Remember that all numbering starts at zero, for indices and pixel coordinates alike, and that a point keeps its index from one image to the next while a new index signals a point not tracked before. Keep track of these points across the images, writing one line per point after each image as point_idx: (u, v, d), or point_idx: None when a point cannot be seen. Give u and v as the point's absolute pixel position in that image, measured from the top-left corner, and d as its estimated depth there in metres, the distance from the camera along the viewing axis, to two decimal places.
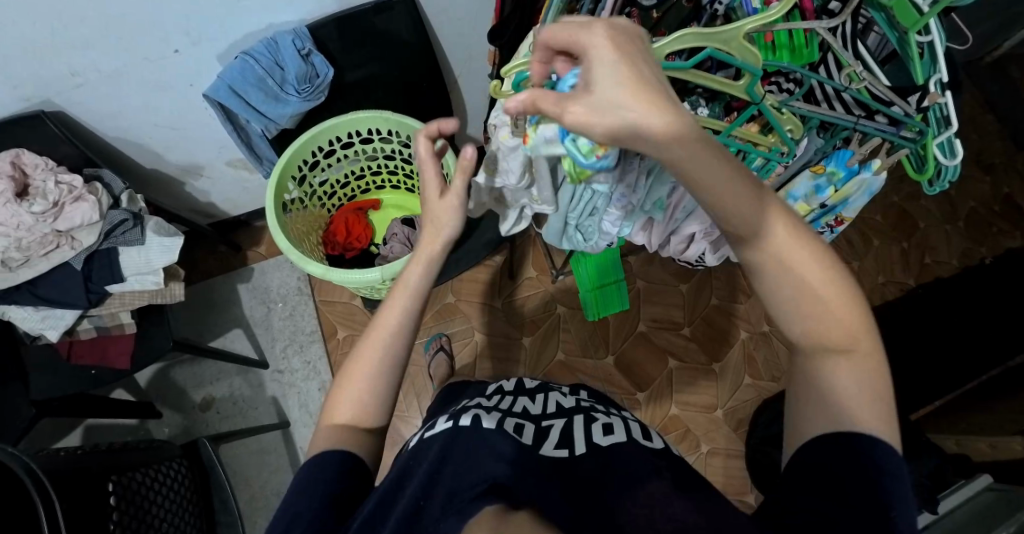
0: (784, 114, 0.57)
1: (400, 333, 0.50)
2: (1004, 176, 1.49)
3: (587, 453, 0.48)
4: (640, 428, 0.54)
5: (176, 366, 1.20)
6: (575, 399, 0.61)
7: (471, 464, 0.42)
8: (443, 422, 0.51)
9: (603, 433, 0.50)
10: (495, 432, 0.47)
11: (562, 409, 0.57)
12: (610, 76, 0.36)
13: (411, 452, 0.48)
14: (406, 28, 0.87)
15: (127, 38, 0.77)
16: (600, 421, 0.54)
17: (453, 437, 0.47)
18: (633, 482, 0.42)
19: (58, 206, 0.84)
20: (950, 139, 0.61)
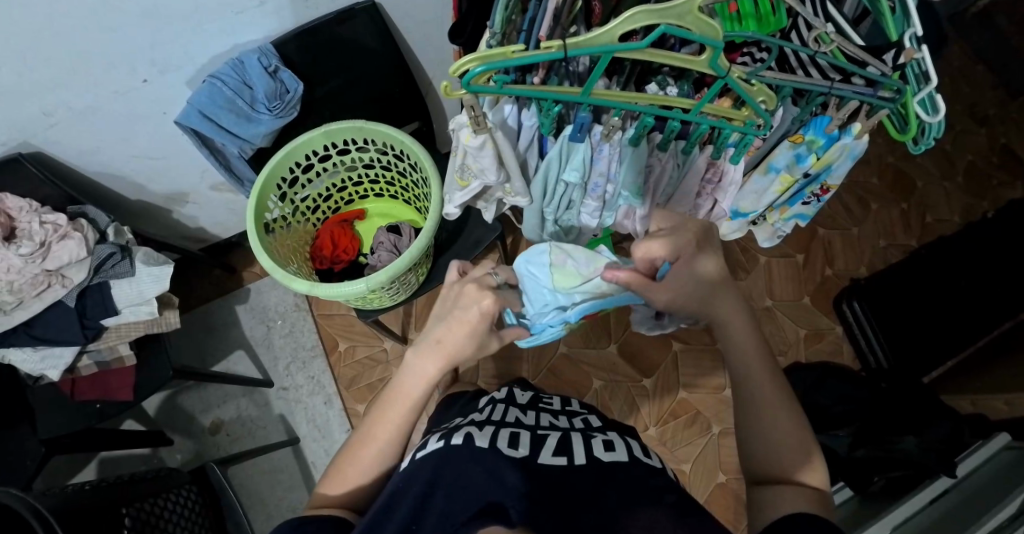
0: (755, 86, 0.53)
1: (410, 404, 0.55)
2: (1000, 126, 1.46)
3: (587, 466, 0.46)
4: (639, 446, 0.53)
5: (183, 393, 1.20)
6: (571, 420, 0.57)
7: (467, 486, 0.42)
8: (435, 441, 0.49)
9: (604, 450, 0.49)
10: (489, 451, 0.45)
11: (557, 425, 0.55)
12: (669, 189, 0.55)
13: (400, 476, 0.46)
14: (371, 35, 0.86)
15: (93, 74, 0.77)
16: (599, 438, 0.52)
17: (443, 456, 0.46)
18: (635, 500, 0.42)
19: (45, 246, 0.84)
20: (931, 95, 0.59)
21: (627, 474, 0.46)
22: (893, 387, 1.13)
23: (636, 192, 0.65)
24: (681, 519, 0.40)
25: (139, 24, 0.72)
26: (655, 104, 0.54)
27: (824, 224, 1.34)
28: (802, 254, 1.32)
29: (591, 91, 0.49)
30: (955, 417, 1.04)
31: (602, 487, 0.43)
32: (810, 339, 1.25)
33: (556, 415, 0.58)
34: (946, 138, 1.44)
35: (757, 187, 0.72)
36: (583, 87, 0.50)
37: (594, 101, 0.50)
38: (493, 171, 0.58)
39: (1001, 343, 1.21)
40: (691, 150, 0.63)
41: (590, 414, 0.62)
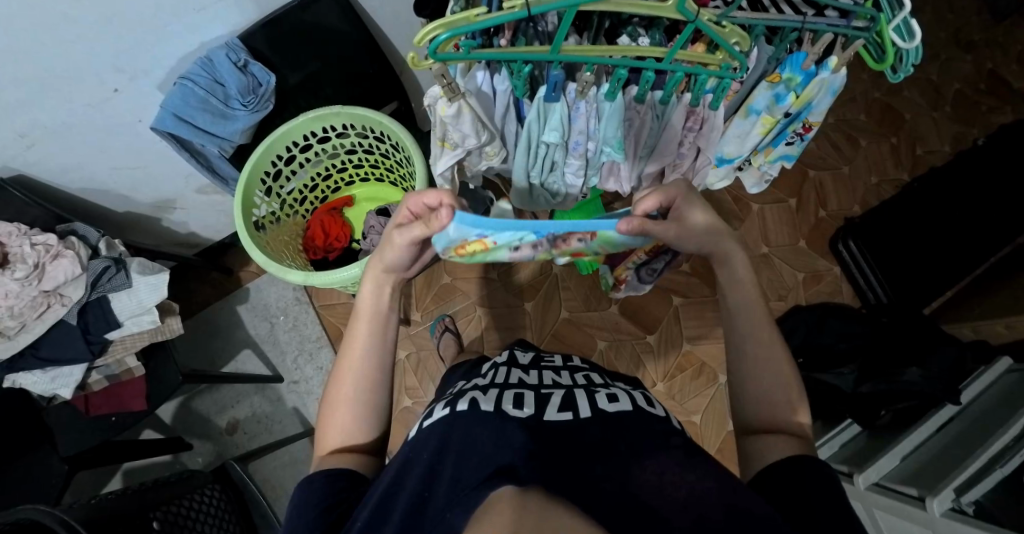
0: (726, 27, 0.52)
1: (370, 361, 0.52)
2: (985, 51, 1.45)
3: (592, 418, 0.46)
4: (641, 397, 0.53)
5: (196, 397, 1.22)
6: (573, 375, 0.58)
7: (475, 444, 0.40)
8: (441, 409, 0.49)
9: (607, 400, 0.49)
10: (494, 413, 0.44)
11: (559, 383, 0.55)
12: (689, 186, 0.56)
13: (409, 445, 0.46)
14: (336, 18, 0.85)
15: (63, 88, 0.76)
16: (602, 391, 0.52)
17: (450, 421, 0.45)
18: (643, 450, 0.42)
19: (40, 268, 0.84)
20: (905, 20, 0.59)
21: (637, 422, 0.46)
22: (894, 321, 1.14)
23: (617, 145, 0.64)
24: (685, 459, 0.41)
25: (100, 33, 0.71)
26: (629, 56, 0.53)
27: (814, 165, 1.33)
28: (795, 197, 1.31)
29: (560, 49, 0.49)
30: (957, 343, 1.05)
31: (613, 436, 0.43)
32: (809, 281, 1.25)
33: (558, 371, 0.60)
34: (933, 68, 1.43)
35: (739, 131, 0.71)
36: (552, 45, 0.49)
37: (565, 59, 0.50)
38: (472, 137, 0.59)
39: (997, 269, 1.22)
40: (668, 99, 0.62)
41: (591, 369, 0.64)
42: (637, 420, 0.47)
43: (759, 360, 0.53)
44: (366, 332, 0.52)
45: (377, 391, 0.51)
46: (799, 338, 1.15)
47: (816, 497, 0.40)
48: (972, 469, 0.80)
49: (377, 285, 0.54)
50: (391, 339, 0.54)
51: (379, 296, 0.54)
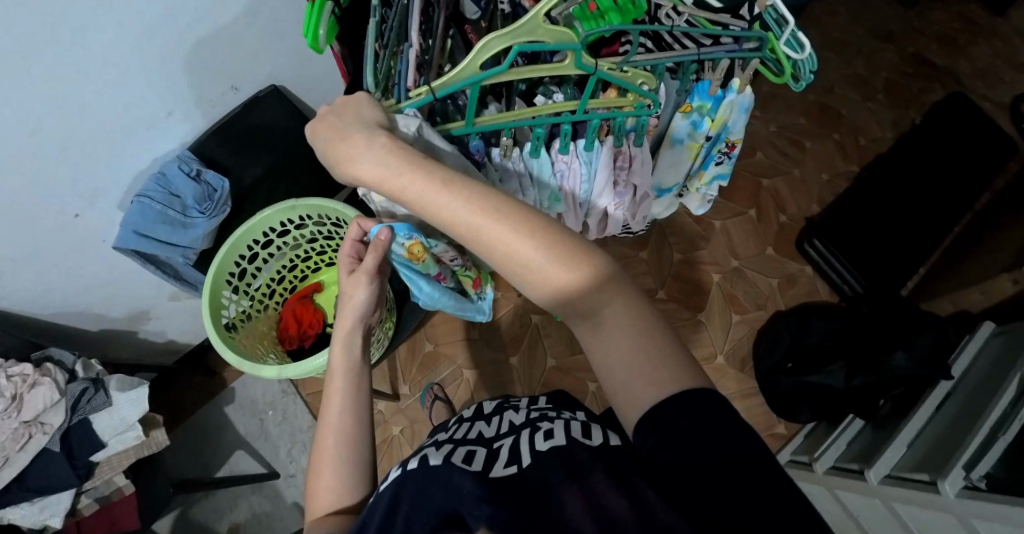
0: (630, 71, 0.56)
1: (352, 413, 0.50)
2: (905, 39, 1.53)
3: (534, 462, 0.40)
4: (583, 425, 0.45)
5: (193, 507, 1.19)
6: (530, 410, 0.51)
7: (424, 505, 0.37)
8: (394, 471, 0.44)
9: (540, 438, 0.42)
10: (442, 468, 0.40)
11: (518, 422, 0.48)
12: (427, 176, 0.40)
13: (363, 514, 0.40)
14: (281, 113, 0.91)
15: (22, 222, 0.79)
16: (544, 427, 0.45)
17: (398, 484, 0.41)
18: (577, 474, 0.37)
19: (18, 399, 0.85)
20: (794, 34, 0.62)
21: (579, 455, 0.39)
22: (874, 310, 1.14)
23: (555, 198, 0.70)
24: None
25: (53, 164, 0.75)
26: (544, 114, 0.56)
27: (767, 174, 1.37)
28: (754, 208, 1.34)
29: (474, 120, 0.53)
30: (937, 321, 1.06)
31: (549, 472, 0.38)
32: (784, 286, 1.26)
33: (519, 409, 0.52)
34: (859, 62, 1.50)
35: (671, 161, 0.74)
36: (466, 119, 0.53)
37: (482, 128, 0.54)
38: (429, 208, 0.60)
39: (964, 240, 1.23)
40: (592, 144, 0.64)
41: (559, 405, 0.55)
42: (577, 451, 0.39)
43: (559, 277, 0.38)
44: (343, 384, 0.51)
45: (365, 437, 0.49)
46: (785, 344, 1.15)
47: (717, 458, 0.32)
48: (975, 442, 0.80)
49: (348, 341, 0.53)
50: (368, 391, 0.52)
51: (348, 350, 0.53)
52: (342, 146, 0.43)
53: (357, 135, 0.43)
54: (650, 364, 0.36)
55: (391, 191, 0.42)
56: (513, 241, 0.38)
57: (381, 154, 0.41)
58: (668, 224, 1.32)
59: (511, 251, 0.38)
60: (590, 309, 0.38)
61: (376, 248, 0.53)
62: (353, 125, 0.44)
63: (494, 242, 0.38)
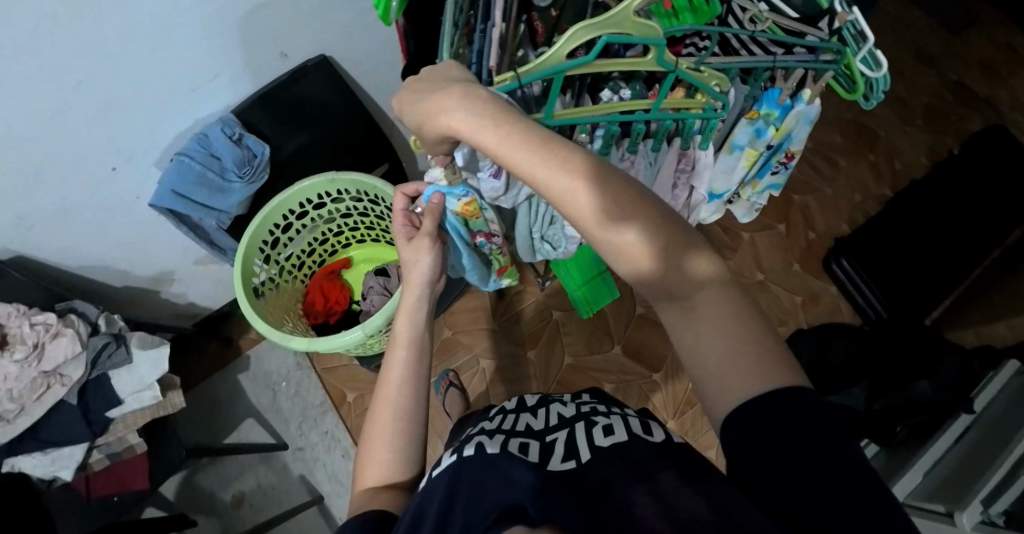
0: (705, 73, 0.55)
1: (407, 389, 0.49)
2: (947, 64, 1.51)
3: (595, 457, 0.42)
4: (640, 423, 0.48)
5: (199, 472, 1.19)
6: (577, 404, 0.55)
7: (485, 489, 0.39)
8: (447, 457, 0.47)
9: (602, 434, 0.44)
10: (500, 456, 0.43)
11: (565, 417, 0.51)
12: (527, 136, 0.41)
13: (420, 495, 0.43)
14: (327, 87, 0.90)
15: (63, 171, 0.78)
16: (600, 422, 0.48)
17: (457, 468, 0.43)
18: (640, 473, 0.38)
19: (39, 347, 0.85)
20: (871, 52, 0.62)
21: (638, 452, 0.41)
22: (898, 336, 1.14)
23: None
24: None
25: (99, 117, 0.74)
26: (617, 111, 0.56)
27: (799, 191, 1.36)
28: (783, 223, 1.33)
29: (553, 113, 0.52)
30: (962, 352, 1.05)
31: (610, 469, 0.40)
32: (808, 304, 1.26)
33: (564, 404, 0.55)
34: (900, 84, 1.49)
35: (725, 166, 0.73)
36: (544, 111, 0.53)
37: (558, 122, 0.53)
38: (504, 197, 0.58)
39: (992, 272, 1.23)
40: (660, 145, 0.65)
41: (601, 401, 0.58)
42: (637, 448, 0.42)
43: (653, 251, 0.40)
44: (405, 356, 0.51)
45: (417, 417, 0.49)
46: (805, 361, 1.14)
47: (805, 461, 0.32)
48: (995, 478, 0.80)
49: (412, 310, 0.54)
50: (427, 370, 0.52)
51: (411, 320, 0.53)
52: (428, 97, 0.43)
53: (445, 86, 0.43)
54: (746, 356, 0.36)
55: (476, 141, 0.42)
56: (606, 206, 0.40)
57: (467, 102, 0.41)
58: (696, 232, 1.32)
59: (602, 220, 0.40)
60: (681, 292, 0.39)
61: (432, 212, 0.58)
62: (440, 80, 0.44)
63: (583, 204, 0.40)
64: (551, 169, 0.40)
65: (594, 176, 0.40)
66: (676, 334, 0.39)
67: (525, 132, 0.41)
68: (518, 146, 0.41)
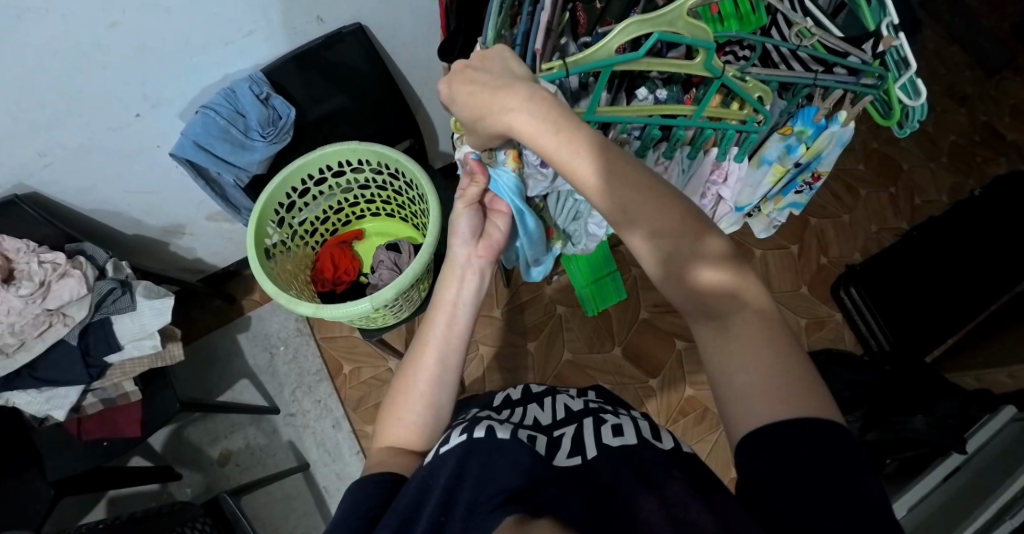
0: (750, 83, 0.54)
1: (444, 352, 0.53)
2: (979, 105, 1.50)
3: (602, 458, 0.43)
4: (649, 427, 0.48)
5: (189, 426, 1.19)
6: (585, 400, 0.55)
7: (492, 476, 0.38)
8: (457, 434, 0.45)
9: (611, 434, 0.45)
10: (511, 441, 0.42)
11: (573, 411, 0.52)
12: (585, 134, 0.42)
13: (426, 469, 0.43)
14: (359, 57, 0.89)
15: (87, 111, 0.78)
16: (610, 421, 0.48)
17: (468, 446, 0.42)
18: (649, 480, 0.38)
19: (45, 286, 0.84)
20: (911, 79, 0.60)
21: (646, 458, 0.42)
22: (897, 369, 1.14)
23: None
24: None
25: (130, 61, 0.74)
26: (656, 114, 0.55)
27: (816, 214, 1.36)
28: (796, 244, 1.33)
29: (596, 109, 0.51)
30: (961, 393, 1.04)
31: (619, 470, 0.40)
32: (811, 327, 1.26)
33: (572, 398, 0.56)
34: (929, 119, 1.48)
35: (752, 180, 0.72)
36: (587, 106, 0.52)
37: (599, 119, 0.52)
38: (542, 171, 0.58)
39: (1000, 316, 1.22)
40: (696, 154, 0.65)
41: (607, 400, 0.58)
42: (646, 453, 0.42)
43: (681, 261, 0.41)
44: (441, 328, 0.53)
45: (445, 388, 0.52)
46: None
47: (814, 489, 0.31)
48: (982, 519, 0.83)
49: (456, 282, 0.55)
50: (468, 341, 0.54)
51: (457, 290, 0.55)
52: (490, 95, 0.44)
53: (507, 84, 0.44)
54: (776, 378, 0.36)
55: (533, 143, 0.43)
56: (657, 210, 0.42)
57: (535, 110, 0.42)
58: None
59: (645, 217, 0.42)
60: (720, 311, 0.40)
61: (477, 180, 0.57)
62: (501, 76, 0.45)
63: (635, 205, 0.42)
64: (600, 168, 0.42)
65: (635, 184, 0.42)
66: (705, 350, 0.40)
67: (584, 131, 0.42)
68: (572, 142, 0.42)
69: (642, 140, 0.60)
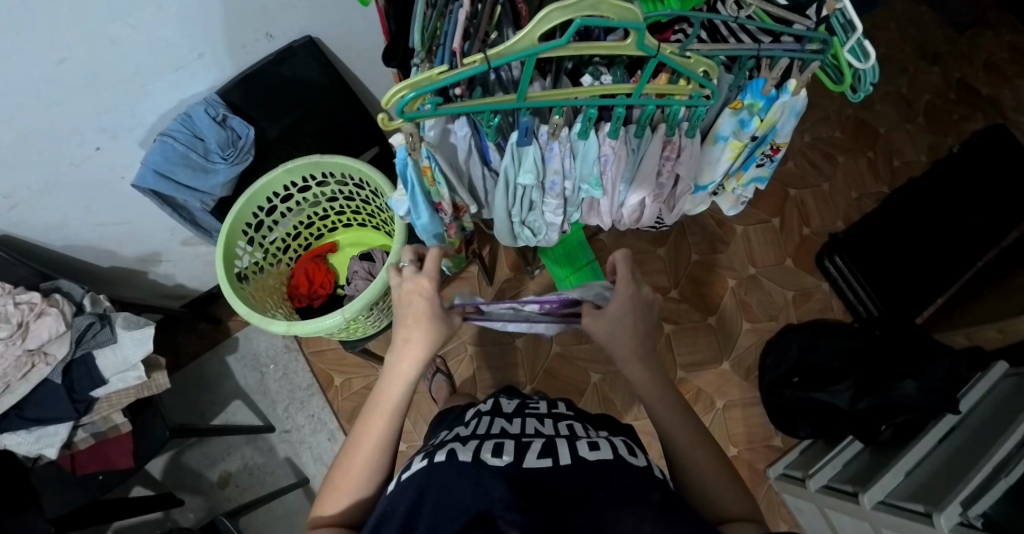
0: (690, 58, 0.53)
1: (382, 449, 0.52)
2: (952, 63, 1.48)
3: (572, 465, 0.44)
4: (624, 446, 0.51)
5: (186, 451, 1.20)
6: (556, 423, 0.56)
7: (451, 501, 0.40)
8: (419, 461, 0.47)
9: (588, 448, 0.46)
10: (472, 462, 0.43)
11: (542, 431, 0.53)
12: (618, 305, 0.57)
13: (388, 501, 0.44)
14: (314, 69, 0.89)
15: (45, 150, 0.77)
16: (584, 440, 0.50)
17: (426, 475, 0.43)
18: (624, 498, 0.40)
19: (23, 326, 0.84)
20: (859, 42, 0.61)
21: (620, 477, 0.43)
22: (887, 333, 1.13)
23: (595, 182, 0.66)
24: (665, 517, 0.37)
25: (83, 94, 0.73)
26: (595, 95, 0.54)
27: (794, 184, 1.35)
28: (778, 217, 1.32)
29: (526, 95, 0.50)
30: (951, 353, 1.03)
31: (591, 488, 0.41)
32: (799, 299, 1.25)
33: (541, 420, 0.57)
34: (902, 81, 1.46)
35: (710, 157, 0.71)
36: (518, 92, 0.51)
37: (532, 105, 0.51)
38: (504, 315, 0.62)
39: (987, 272, 1.21)
40: (643, 132, 0.63)
41: (577, 417, 0.61)
42: (621, 470, 0.44)
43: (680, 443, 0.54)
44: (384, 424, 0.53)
45: (382, 476, 0.53)
46: (792, 358, 1.15)
47: None
48: (978, 480, 0.78)
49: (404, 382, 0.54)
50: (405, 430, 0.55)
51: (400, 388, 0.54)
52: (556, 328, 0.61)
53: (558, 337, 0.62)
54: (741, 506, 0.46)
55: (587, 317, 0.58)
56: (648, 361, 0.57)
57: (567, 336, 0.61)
58: (687, 225, 1.32)
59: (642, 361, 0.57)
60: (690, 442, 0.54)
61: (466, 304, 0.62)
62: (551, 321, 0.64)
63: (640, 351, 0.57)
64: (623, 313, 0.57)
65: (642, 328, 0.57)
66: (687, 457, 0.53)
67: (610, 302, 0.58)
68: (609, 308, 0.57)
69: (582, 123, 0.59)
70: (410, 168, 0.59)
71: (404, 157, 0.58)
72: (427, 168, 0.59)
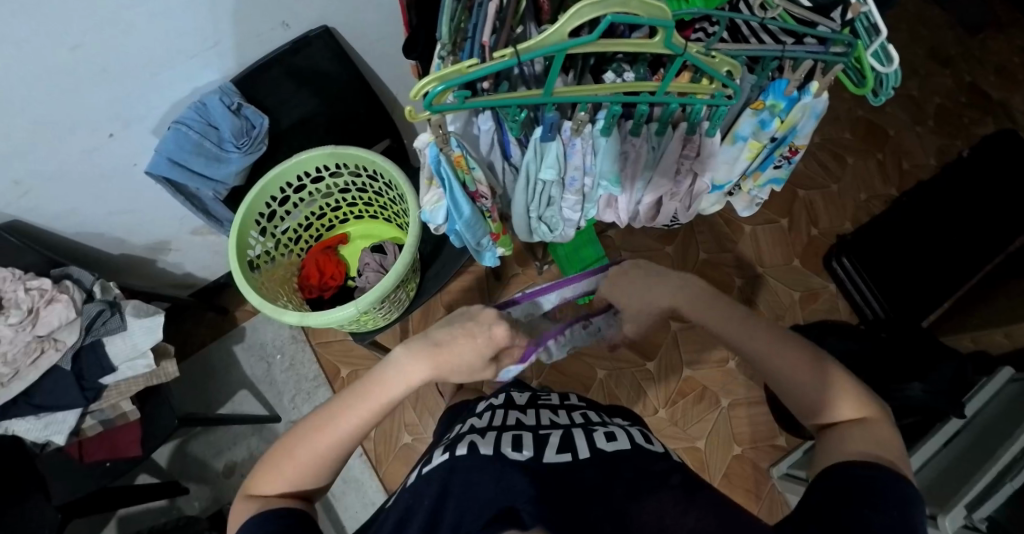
0: (715, 58, 0.53)
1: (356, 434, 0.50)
2: (963, 66, 1.48)
3: (591, 459, 0.44)
4: (640, 433, 0.51)
5: (192, 440, 1.20)
6: (571, 415, 0.56)
7: (473, 498, 0.40)
8: (439, 454, 0.47)
9: (605, 439, 0.47)
10: (494, 457, 0.44)
11: (558, 423, 0.53)
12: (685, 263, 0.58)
13: (410, 492, 0.44)
14: (328, 60, 0.88)
15: (58, 136, 0.77)
16: (600, 430, 0.50)
17: (448, 468, 0.43)
18: (645, 492, 0.40)
19: (33, 312, 0.84)
20: (883, 45, 0.60)
21: (637, 465, 0.43)
22: (893, 336, 1.13)
23: (614, 179, 0.66)
24: (690, 513, 0.37)
25: (98, 80, 0.73)
26: (619, 92, 0.54)
27: (803, 185, 1.35)
28: (786, 217, 1.33)
29: (552, 90, 0.50)
30: (958, 356, 1.04)
31: (614, 478, 0.41)
32: (806, 300, 1.26)
33: (556, 412, 0.58)
34: (913, 83, 1.46)
35: (726, 158, 0.71)
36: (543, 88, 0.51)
37: (557, 101, 0.51)
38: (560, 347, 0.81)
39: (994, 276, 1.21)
40: (664, 130, 0.63)
41: (589, 408, 0.61)
42: (639, 460, 0.44)
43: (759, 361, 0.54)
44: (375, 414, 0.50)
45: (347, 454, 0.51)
46: None
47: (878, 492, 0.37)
48: (983, 481, 0.79)
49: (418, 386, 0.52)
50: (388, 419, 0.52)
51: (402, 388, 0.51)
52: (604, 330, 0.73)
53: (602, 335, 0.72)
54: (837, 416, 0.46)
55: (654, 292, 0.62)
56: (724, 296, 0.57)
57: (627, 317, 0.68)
58: (696, 223, 1.32)
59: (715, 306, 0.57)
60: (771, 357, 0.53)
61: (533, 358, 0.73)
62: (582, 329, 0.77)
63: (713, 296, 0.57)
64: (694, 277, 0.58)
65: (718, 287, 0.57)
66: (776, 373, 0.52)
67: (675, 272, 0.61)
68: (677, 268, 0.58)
69: (604, 119, 0.58)
70: (445, 163, 0.56)
71: (437, 154, 0.55)
72: (460, 158, 0.57)
